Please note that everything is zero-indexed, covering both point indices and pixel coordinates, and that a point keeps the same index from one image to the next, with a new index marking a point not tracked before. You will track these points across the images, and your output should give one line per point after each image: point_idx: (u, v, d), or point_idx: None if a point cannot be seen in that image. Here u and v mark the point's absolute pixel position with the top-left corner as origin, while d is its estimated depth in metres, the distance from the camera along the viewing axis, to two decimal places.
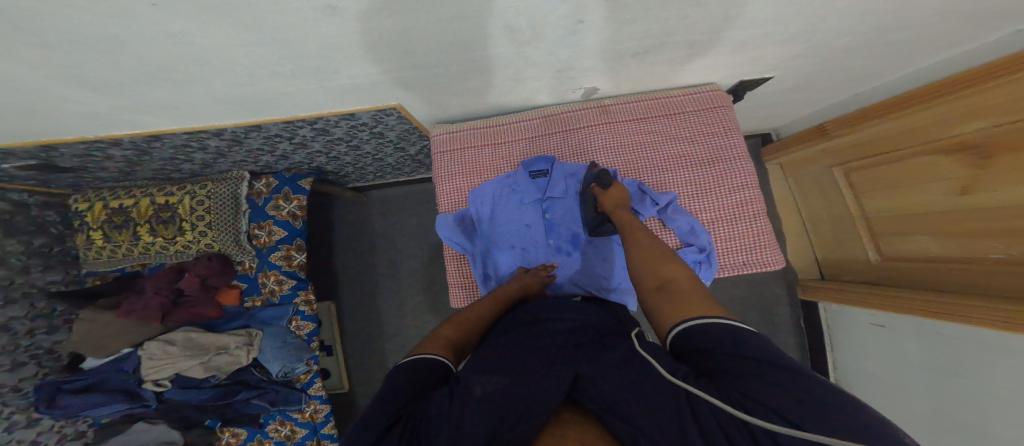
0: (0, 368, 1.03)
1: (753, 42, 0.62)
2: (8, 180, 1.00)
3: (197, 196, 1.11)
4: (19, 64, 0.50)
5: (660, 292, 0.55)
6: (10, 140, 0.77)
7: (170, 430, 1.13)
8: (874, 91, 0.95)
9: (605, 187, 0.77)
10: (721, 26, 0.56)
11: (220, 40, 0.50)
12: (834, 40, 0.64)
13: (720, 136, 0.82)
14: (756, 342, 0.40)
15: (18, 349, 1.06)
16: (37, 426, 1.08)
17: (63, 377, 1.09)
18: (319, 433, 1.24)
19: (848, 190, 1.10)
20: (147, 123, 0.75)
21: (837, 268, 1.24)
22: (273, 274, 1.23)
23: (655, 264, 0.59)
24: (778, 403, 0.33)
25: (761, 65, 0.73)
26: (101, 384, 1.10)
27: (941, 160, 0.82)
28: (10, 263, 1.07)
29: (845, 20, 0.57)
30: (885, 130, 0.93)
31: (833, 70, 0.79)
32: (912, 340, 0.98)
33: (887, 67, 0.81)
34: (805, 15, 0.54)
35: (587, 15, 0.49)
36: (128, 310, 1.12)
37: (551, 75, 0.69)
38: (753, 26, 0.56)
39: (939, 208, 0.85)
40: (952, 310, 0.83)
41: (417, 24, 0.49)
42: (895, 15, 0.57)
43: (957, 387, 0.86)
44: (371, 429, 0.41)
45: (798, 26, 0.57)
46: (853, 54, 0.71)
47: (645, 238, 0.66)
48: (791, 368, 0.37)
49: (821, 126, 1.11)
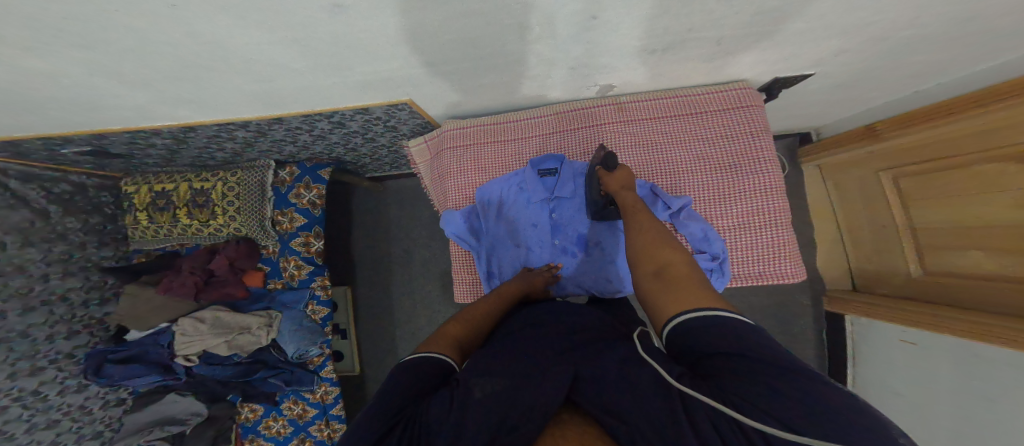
0: (58, 335, 1.12)
1: (796, 36, 0.56)
2: (67, 163, 1.09)
3: (230, 182, 1.17)
4: (61, 64, 0.53)
5: (657, 279, 0.52)
6: (63, 131, 0.82)
7: (198, 403, 1.21)
8: (935, 89, 0.85)
9: (610, 169, 0.72)
10: (757, 19, 0.50)
11: (237, 39, 0.50)
12: (892, 34, 0.57)
13: (745, 139, 0.76)
14: (756, 337, 0.38)
15: (75, 318, 1.16)
16: (85, 391, 1.17)
17: (108, 347, 1.18)
18: (328, 413, 1.31)
19: (894, 197, 1.01)
20: (181, 117, 0.79)
21: (872, 280, 1.15)
22: (294, 259, 1.27)
23: (654, 250, 0.57)
24: (776, 406, 0.31)
25: (802, 62, 0.66)
26: (141, 356, 1.18)
27: (1010, 169, 0.72)
28: (69, 238, 1.17)
29: (908, 13, 0.50)
30: (944, 133, 0.83)
31: (886, 65, 0.71)
32: (945, 360, 0.89)
33: (953, 63, 0.72)
34: (861, 6, 0.48)
35: (602, 10, 0.46)
36: (167, 286, 1.18)
37: (565, 72, 0.66)
38: (798, 19, 0.51)
39: (1001, 222, 0.76)
40: (1000, 333, 0.74)
41: (423, 22, 0.48)
42: (966, 10, 0.50)
43: (989, 415, 0.77)
44: (371, 430, 0.41)
45: (851, 18, 0.51)
46: (912, 48, 0.63)
47: (646, 220, 0.64)
48: (790, 366, 0.35)
49: (871, 125, 1.01)
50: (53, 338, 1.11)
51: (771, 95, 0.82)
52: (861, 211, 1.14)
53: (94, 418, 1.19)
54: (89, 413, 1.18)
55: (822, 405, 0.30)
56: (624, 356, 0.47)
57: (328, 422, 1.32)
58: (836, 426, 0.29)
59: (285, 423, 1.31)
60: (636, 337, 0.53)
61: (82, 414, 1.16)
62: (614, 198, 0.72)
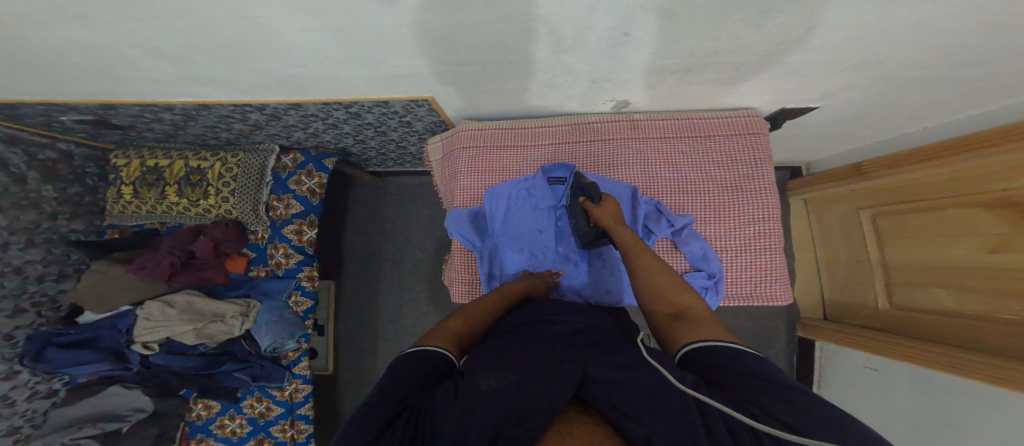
0: (2, 312, 1.03)
1: (807, 68, 0.61)
2: (58, 130, 1.04)
3: (229, 163, 1.14)
4: (111, 32, 0.56)
5: (677, 320, 0.53)
6: (74, 98, 0.82)
7: (144, 398, 1.12)
8: (924, 132, 0.93)
9: (597, 200, 0.76)
10: (781, 49, 0.55)
11: (279, 22, 0.51)
12: (900, 71, 0.61)
13: (749, 165, 0.81)
14: (766, 364, 0.41)
15: (25, 294, 1.07)
16: (14, 380, 1.07)
17: (55, 329, 1.10)
18: (295, 413, 1.26)
19: (872, 234, 1.08)
20: (204, 96, 0.80)
21: (841, 310, 1.22)
22: (283, 247, 1.25)
23: (667, 292, 0.58)
24: (791, 419, 0.33)
25: (810, 94, 0.71)
26: (94, 341, 1.10)
27: (981, 213, 0.79)
28: (41, 207, 1.11)
29: (921, 52, 0.55)
30: (925, 177, 0.91)
31: (882, 105, 0.77)
32: (903, 384, 0.98)
33: (938, 109, 0.79)
34: (878, 44, 0.53)
35: (635, 27, 0.50)
36: (139, 266, 1.11)
37: (586, 84, 0.70)
38: (816, 51, 0.55)
39: (966, 263, 0.83)
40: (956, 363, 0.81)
41: (464, 22, 0.50)
42: (954, 55, 0.55)
43: (937, 433, 0.86)
44: (372, 420, 0.40)
45: (868, 53, 0.55)
46: (911, 89, 0.69)
47: (649, 259, 0.65)
48: (793, 385, 0.38)
49: (859, 165, 1.09)
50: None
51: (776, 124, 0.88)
52: (840, 245, 1.21)
53: (14, 411, 1.07)
54: (9, 407, 1.06)
55: (825, 415, 0.33)
56: (628, 359, 0.48)
57: (293, 422, 1.27)
58: (837, 428, 0.32)
59: (243, 422, 1.24)
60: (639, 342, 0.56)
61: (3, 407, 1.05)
62: (608, 233, 0.73)
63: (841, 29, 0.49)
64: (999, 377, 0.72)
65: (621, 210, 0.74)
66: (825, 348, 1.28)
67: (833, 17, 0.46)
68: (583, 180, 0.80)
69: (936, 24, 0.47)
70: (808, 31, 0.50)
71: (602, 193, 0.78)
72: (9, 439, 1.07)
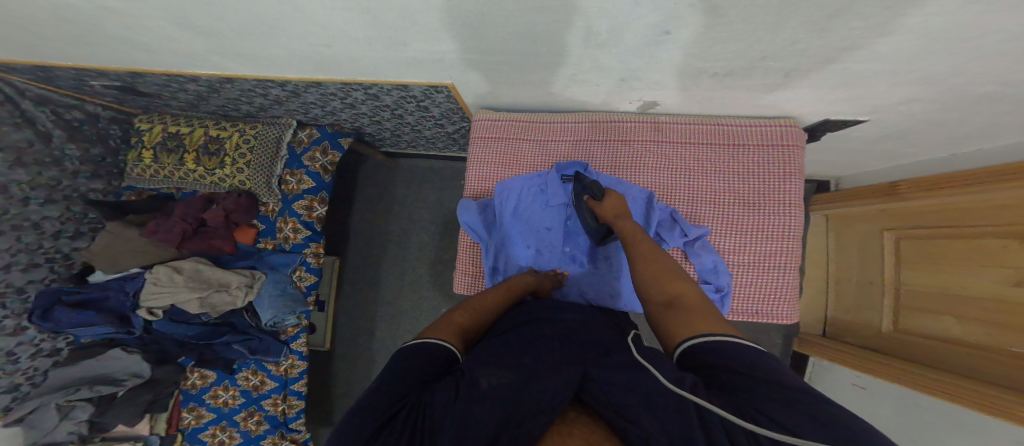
0: (16, 266, 1.05)
1: (855, 78, 0.59)
2: (86, 91, 1.06)
3: (247, 134, 1.14)
4: (145, 3, 0.57)
5: (668, 309, 0.52)
6: (104, 63, 0.82)
7: (142, 363, 1.12)
8: (974, 154, 0.86)
9: (598, 197, 0.75)
10: (832, 56, 0.53)
11: (313, 1, 0.51)
12: (961, 88, 0.57)
13: (776, 179, 0.79)
14: (768, 362, 0.39)
15: (40, 249, 1.09)
16: (20, 336, 1.08)
17: (65, 287, 1.11)
18: (287, 388, 1.27)
19: (892, 258, 1.05)
20: (229, 68, 0.80)
21: (842, 328, 1.21)
22: (292, 221, 1.25)
23: (661, 280, 0.57)
24: (789, 418, 0.32)
25: (856, 105, 0.69)
26: (100, 302, 1.11)
27: (1011, 245, 0.76)
28: (63, 165, 1.12)
29: (983, 71, 0.52)
30: (960, 201, 0.87)
31: (923, 123, 0.74)
32: (887, 406, 0.99)
33: (980, 133, 0.76)
34: (933, 57, 0.50)
35: (678, 26, 0.48)
36: (152, 231, 1.13)
37: (614, 82, 0.69)
38: (866, 61, 0.53)
39: (983, 294, 0.81)
40: (948, 389, 0.81)
41: (496, 10, 0.49)
42: (1009, 76, 0.52)
43: None
44: (371, 414, 0.39)
45: (922, 67, 0.53)
46: (964, 109, 0.65)
47: (649, 249, 0.64)
48: (792, 384, 0.35)
49: (892, 184, 1.04)
50: (8, 268, 1.04)
51: (814, 136, 0.85)
52: (854, 265, 1.18)
53: (15, 368, 1.08)
54: (12, 362, 1.07)
55: (828, 418, 0.31)
56: (629, 359, 0.47)
57: (286, 397, 1.28)
58: (838, 432, 0.30)
59: (236, 394, 1.24)
60: (631, 340, 0.55)
61: (5, 362, 1.06)
62: (612, 226, 0.72)
63: (896, 39, 0.47)
64: (987, 406, 0.72)
65: (625, 203, 0.74)
66: (817, 363, 1.29)
67: (899, 25, 0.44)
68: (584, 179, 0.79)
69: (999, 41, 0.45)
70: (867, 37, 0.48)
71: (604, 189, 0.77)
72: (8, 396, 1.08)
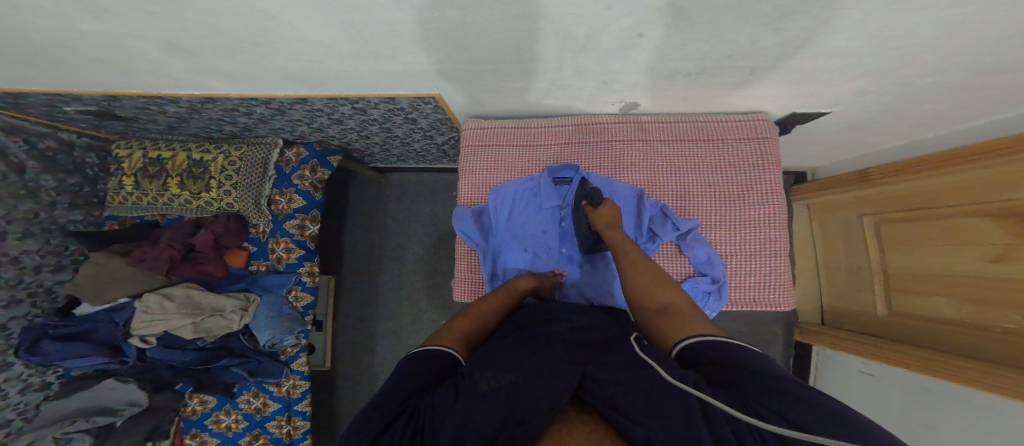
0: None
1: (821, 74, 0.61)
2: (61, 119, 1.04)
3: (231, 156, 1.13)
4: (118, 24, 0.56)
5: (661, 316, 0.54)
6: (78, 88, 0.81)
7: (138, 391, 1.09)
8: (937, 137, 0.90)
9: (596, 204, 0.77)
10: (792, 52, 0.54)
11: (293, 17, 0.51)
12: (919, 79, 0.60)
13: (757, 171, 0.82)
14: (763, 360, 0.40)
15: (20, 284, 1.06)
16: (6, 372, 1.04)
17: (51, 321, 1.07)
18: (292, 409, 1.25)
19: (875, 241, 1.08)
20: (210, 88, 0.79)
21: (840, 315, 1.22)
22: (284, 241, 1.24)
23: (651, 287, 0.59)
24: (790, 411, 0.33)
25: (823, 99, 0.70)
26: (88, 334, 1.08)
27: (986, 224, 0.79)
28: (40, 197, 1.10)
29: (942, 59, 0.54)
30: (930, 185, 0.90)
31: (894, 113, 0.76)
32: (897, 389, 1.00)
33: (946, 119, 0.79)
34: (895, 50, 0.52)
35: (648, 29, 0.50)
36: (138, 258, 1.11)
37: (595, 85, 0.70)
38: (830, 56, 0.55)
39: (967, 272, 0.83)
40: (954, 371, 0.82)
41: (476, 20, 0.49)
42: (964, 66, 0.55)
43: (929, 439, 0.89)
44: (371, 423, 0.40)
45: (887, 59, 0.55)
46: (934, 97, 0.67)
47: (637, 259, 0.65)
48: (789, 379, 0.37)
49: (865, 171, 1.06)
50: None
51: (787, 129, 0.88)
52: (842, 250, 1.20)
53: (5, 404, 1.05)
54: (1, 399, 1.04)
55: (829, 411, 0.32)
56: (629, 356, 0.48)
57: (290, 418, 1.26)
58: (839, 424, 0.31)
59: (239, 418, 1.23)
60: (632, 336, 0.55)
61: None
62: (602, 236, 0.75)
63: (855, 34, 0.49)
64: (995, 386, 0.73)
65: (619, 214, 0.75)
66: (819, 351, 1.30)
67: (850, 23, 0.46)
68: (587, 185, 0.81)
69: (951, 33, 0.47)
70: (820, 35, 0.49)
71: (603, 197, 0.79)
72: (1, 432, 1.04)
